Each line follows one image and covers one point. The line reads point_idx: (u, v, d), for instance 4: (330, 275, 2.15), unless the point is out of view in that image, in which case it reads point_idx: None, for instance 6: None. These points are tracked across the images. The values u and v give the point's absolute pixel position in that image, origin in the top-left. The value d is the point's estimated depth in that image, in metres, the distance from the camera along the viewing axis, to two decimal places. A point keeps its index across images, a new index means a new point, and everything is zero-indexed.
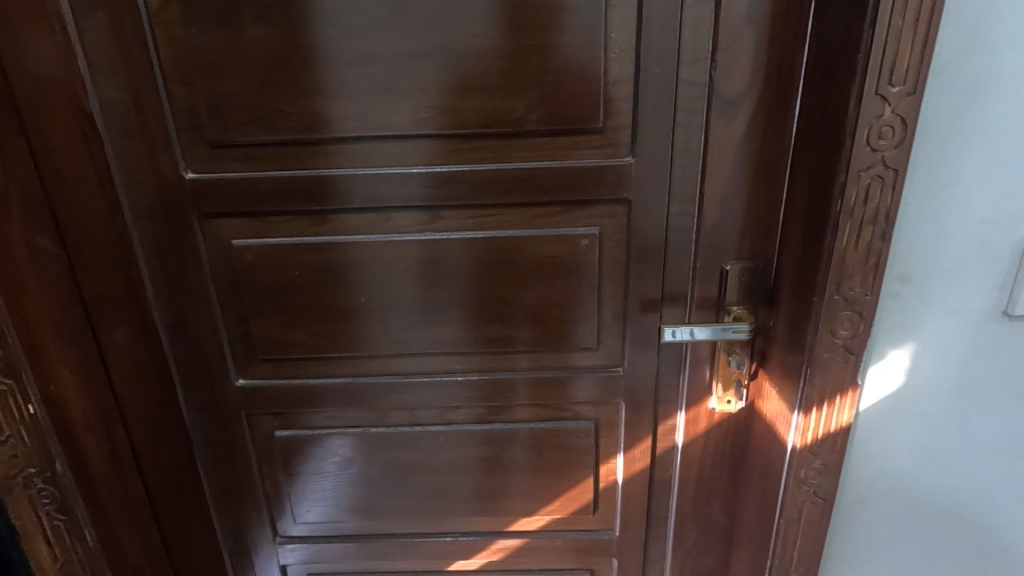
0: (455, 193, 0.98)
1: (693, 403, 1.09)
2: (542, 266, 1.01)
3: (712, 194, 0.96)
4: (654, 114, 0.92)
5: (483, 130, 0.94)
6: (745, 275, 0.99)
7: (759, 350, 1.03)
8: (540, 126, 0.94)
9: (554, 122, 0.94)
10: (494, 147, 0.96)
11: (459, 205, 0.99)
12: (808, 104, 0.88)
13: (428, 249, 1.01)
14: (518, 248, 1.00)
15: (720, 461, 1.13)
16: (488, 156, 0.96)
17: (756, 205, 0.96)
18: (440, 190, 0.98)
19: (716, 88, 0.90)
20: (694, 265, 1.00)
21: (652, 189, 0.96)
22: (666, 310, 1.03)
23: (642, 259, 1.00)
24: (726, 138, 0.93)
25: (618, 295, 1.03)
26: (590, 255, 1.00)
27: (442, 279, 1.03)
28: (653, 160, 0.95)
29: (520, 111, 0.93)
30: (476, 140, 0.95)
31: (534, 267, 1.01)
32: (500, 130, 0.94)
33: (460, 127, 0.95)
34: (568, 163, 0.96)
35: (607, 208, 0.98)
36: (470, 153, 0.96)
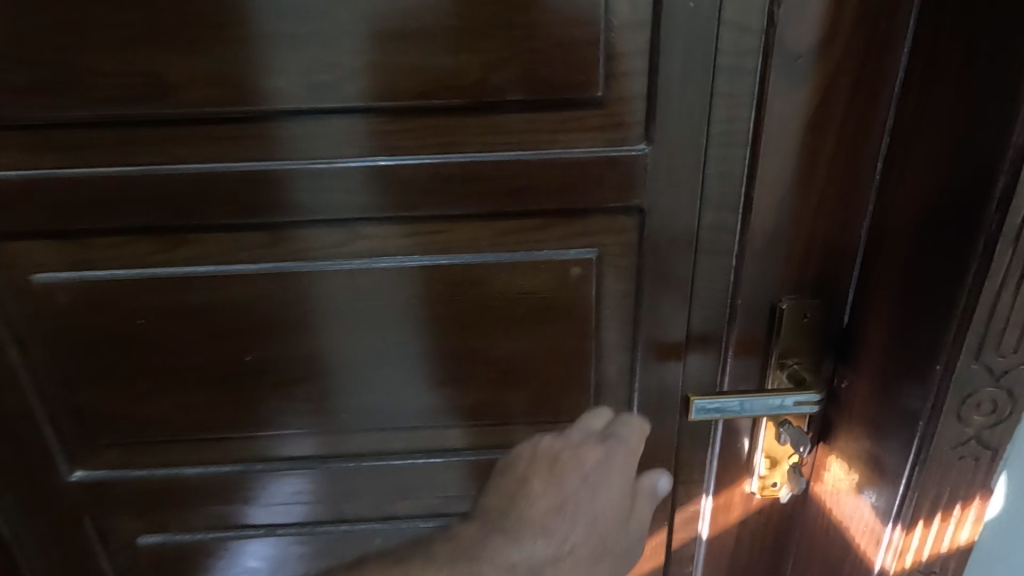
0: (380, 199, 0.64)
1: (723, 485, 0.79)
2: (515, 306, 0.69)
3: (766, 199, 0.65)
4: (684, 77, 0.60)
5: (423, 103, 0.61)
6: (808, 314, 0.69)
7: (820, 419, 0.73)
8: (509, 97, 0.61)
9: (530, 90, 0.61)
10: (441, 130, 0.62)
11: (388, 218, 0.65)
12: (919, 60, 0.57)
13: (345, 286, 0.68)
14: (480, 280, 0.68)
15: (758, 557, 0.84)
16: (431, 145, 0.63)
17: (826, 216, 0.65)
18: (359, 195, 0.64)
19: (776, 36, 0.58)
20: (734, 300, 0.70)
21: (676, 192, 0.65)
22: (691, 363, 0.73)
23: (660, 293, 0.69)
24: (793, 115, 0.61)
25: (624, 343, 0.72)
26: (584, 289, 0.69)
27: (368, 327, 0.70)
28: (680, 149, 0.63)
29: (474, 74, 0.60)
30: (411, 119, 0.62)
31: (503, 306, 0.69)
32: (447, 102, 0.61)
33: (384, 98, 0.61)
34: (554, 154, 0.63)
35: (611, 221, 0.66)
36: (403, 140, 0.63)
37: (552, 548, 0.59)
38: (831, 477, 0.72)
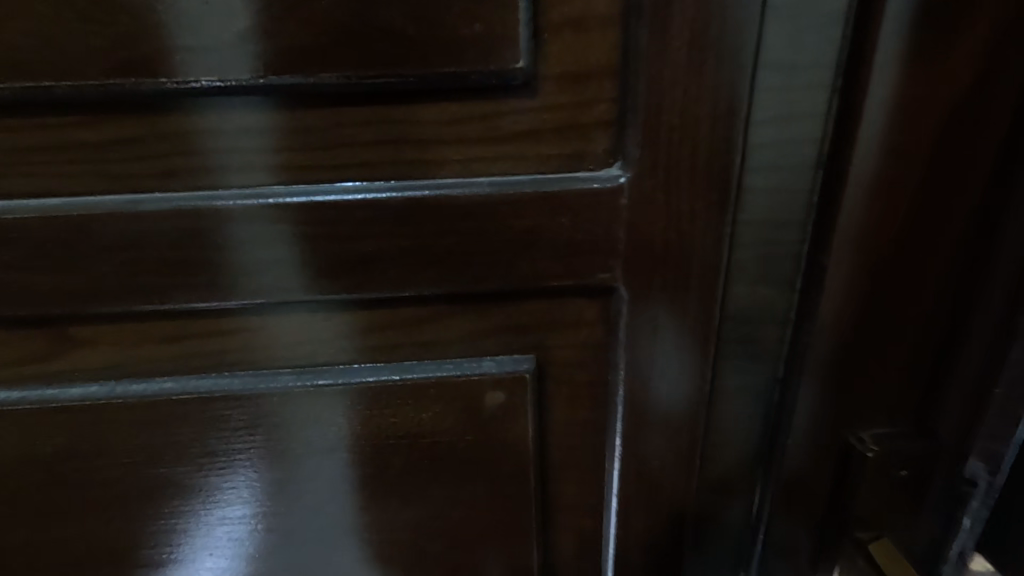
0: (89, 278, 0.32)
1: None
2: (389, 460, 0.38)
3: (847, 271, 0.34)
4: (699, 27, 0.28)
5: (147, 84, 0.29)
6: (906, 470, 0.39)
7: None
8: (332, 72, 0.29)
9: (374, 58, 0.29)
10: (202, 141, 0.30)
11: (121, 314, 0.33)
12: None
13: (56, 438, 0.36)
14: (316, 419, 0.36)
15: None
16: (187, 171, 0.31)
17: (954, 301, 0.35)
18: (46, 275, 0.32)
19: None
20: (773, 431, 0.40)
21: (682, 257, 0.33)
22: (702, 528, 0.43)
23: (647, 426, 0.39)
24: (922, 111, 0.30)
25: (587, 502, 0.42)
26: (513, 428, 0.37)
27: (117, 501, 0.38)
28: (690, 177, 0.31)
29: (246, 23, 0.28)
30: (135, 121, 0.30)
31: (367, 460, 0.38)
32: (190, 81, 0.28)
33: (59, 73, 0.28)
34: (435, 190, 0.31)
35: (556, 309, 0.35)
36: (126, 161, 0.30)
37: None
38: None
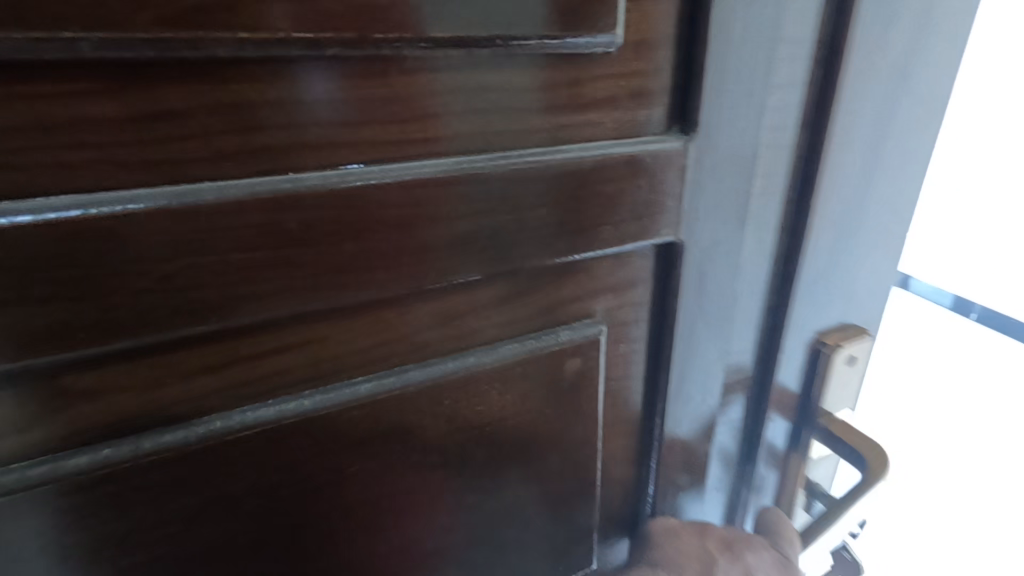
0: (110, 301, 0.23)
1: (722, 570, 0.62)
2: (472, 451, 0.36)
3: (820, 200, 0.42)
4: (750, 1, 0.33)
5: (212, 41, 0.22)
6: (849, 358, 0.50)
7: (838, 485, 0.59)
8: (441, 33, 0.25)
9: (483, 12, 0.26)
10: (274, 115, 0.25)
11: (156, 346, 0.26)
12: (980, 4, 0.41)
13: (45, 538, 0.26)
14: (400, 426, 0.33)
15: None
16: (254, 153, 0.25)
17: (870, 222, 0.46)
18: (35, 309, 0.22)
19: None
20: (762, 342, 0.48)
21: (719, 209, 0.38)
22: (717, 437, 0.50)
23: (686, 369, 0.44)
24: (864, 68, 0.39)
25: (631, 447, 0.45)
26: (585, 392, 0.39)
27: None
28: (733, 139, 0.36)
29: None
30: (186, 89, 0.23)
31: (449, 458, 0.35)
32: (272, 36, 0.23)
33: (55, 13, 0.19)
34: (531, 160, 0.30)
35: (621, 270, 0.37)
36: (164, 143, 0.23)
37: None
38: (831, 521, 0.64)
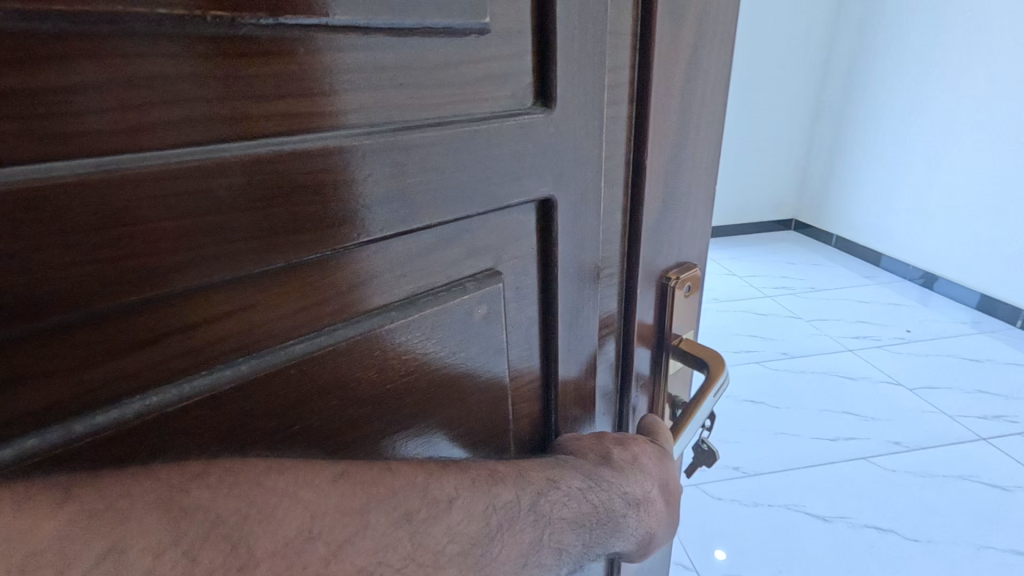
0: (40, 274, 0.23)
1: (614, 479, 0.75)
2: (403, 398, 0.40)
3: (652, 163, 0.54)
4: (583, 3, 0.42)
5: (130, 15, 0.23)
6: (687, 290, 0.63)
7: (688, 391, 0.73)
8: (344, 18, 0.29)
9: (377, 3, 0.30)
10: (194, 88, 0.26)
11: (86, 324, 0.25)
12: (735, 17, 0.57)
13: None
14: (339, 378, 0.36)
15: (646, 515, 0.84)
16: (176, 125, 0.26)
17: (687, 179, 0.59)
18: None
19: None
20: (626, 284, 0.59)
21: (580, 170, 0.47)
22: (601, 368, 0.60)
23: (574, 310, 0.52)
24: (669, 59, 0.51)
25: (535, 383, 0.52)
26: (493, 334, 0.45)
27: None
28: (584, 111, 0.45)
29: None
30: (102, 61, 0.23)
31: (382, 408, 0.39)
32: (195, 15, 0.25)
33: None
34: (430, 129, 0.35)
35: (510, 226, 0.44)
36: (81, 115, 0.23)
37: (638, 532, 0.48)
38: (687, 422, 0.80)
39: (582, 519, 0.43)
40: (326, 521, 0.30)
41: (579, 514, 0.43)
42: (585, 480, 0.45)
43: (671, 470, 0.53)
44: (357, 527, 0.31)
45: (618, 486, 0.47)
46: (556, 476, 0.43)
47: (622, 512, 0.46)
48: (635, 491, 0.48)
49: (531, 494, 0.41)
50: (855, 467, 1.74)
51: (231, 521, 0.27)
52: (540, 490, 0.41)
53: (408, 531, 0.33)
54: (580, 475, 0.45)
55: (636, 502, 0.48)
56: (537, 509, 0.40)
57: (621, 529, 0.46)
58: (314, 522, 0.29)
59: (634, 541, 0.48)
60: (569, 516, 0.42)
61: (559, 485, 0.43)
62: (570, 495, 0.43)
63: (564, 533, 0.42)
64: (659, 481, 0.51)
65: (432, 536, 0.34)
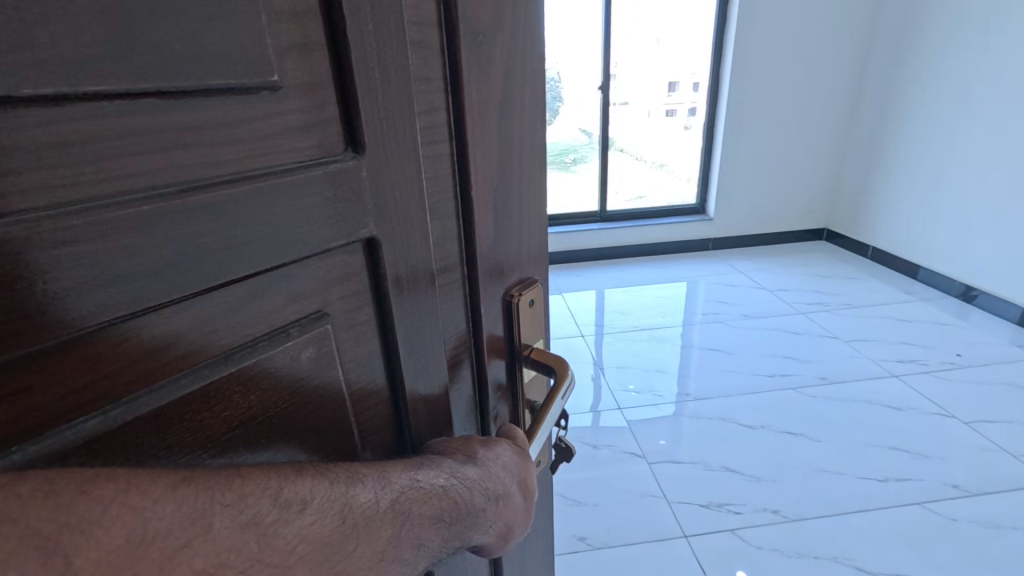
0: None
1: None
2: (231, 419, 0.46)
3: (483, 192, 0.61)
4: (377, 60, 0.49)
5: None
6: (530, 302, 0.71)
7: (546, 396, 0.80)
8: (110, 86, 0.34)
9: (149, 69, 0.35)
10: None
11: None
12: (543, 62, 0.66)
13: None
14: (174, 420, 0.42)
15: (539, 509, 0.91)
16: None
17: (516, 205, 0.66)
18: None
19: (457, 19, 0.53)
20: (472, 304, 0.65)
21: (397, 207, 0.54)
22: (455, 382, 0.66)
23: (412, 332, 0.59)
24: (481, 101, 0.57)
25: (380, 392, 0.60)
26: (321, 362, 0.53)
27: None
28: (391, 153, 0.52)
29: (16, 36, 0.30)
30: None
31: (212, 431, 0.45)
32: None
33: None
34: (223, 197, 0.41)
35: (325, 267, 0.51)
36: None
37: (495, 526, 0.53)
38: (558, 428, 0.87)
39: (441, 513, 0.47)
40: (162, 524, 0.29)
41: (440, 510, 0.46)
42: (447, 478, 0.48)
43: (529, 468, 0.58)
44: (196, 533, 0.30)
45: (478, 482, 0.51)
46: (421, 474, 0.47)
47: (482, 505, 0.51)
48: (494, 484, 0.52)
49: (394, 492, 0.43)
50: (914, 511, 2.11)
51: (46, 531, 0.26)
52: (404, 489, 0.44)
53: (255, 534, 0.33)
54: (443, 473, 0.48)
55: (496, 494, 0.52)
56: (398, 505, 0.43)
57: (480, 522, 0.51)
58: (148, 526, 0.29)
59: (491, 532, 0.53)
60: (432, 512, 0.46)
61: (423, 483, 0.46)
62: (435, 493, 0.46)
63: (426, 527, 0.45)
64: (517, 477, 0.56)
65: (282, 538, 0.34)
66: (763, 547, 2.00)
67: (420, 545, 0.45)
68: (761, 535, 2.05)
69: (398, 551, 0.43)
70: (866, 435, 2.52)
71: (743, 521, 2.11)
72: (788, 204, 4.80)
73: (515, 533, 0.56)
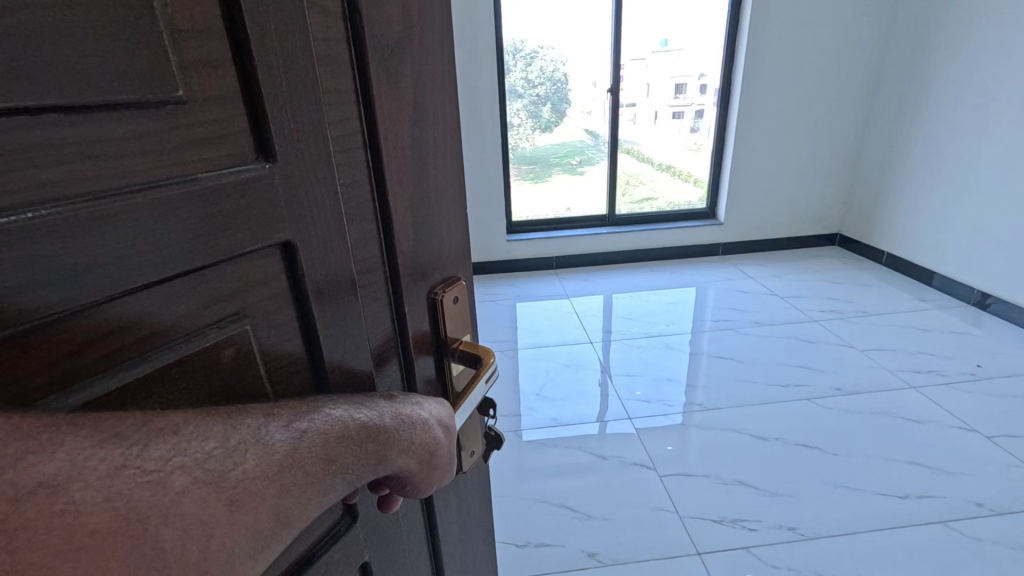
0: None
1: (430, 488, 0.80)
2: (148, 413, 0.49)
3: (401, 197, 0.65)
4: (286, 75, 0.52)
5: None
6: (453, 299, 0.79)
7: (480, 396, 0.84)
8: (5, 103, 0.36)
9: (46, 86, 0.37)
10: None
11: None
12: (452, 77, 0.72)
13: None
14: None
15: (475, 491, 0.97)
16: None
17: (432, 211, 0.73)
18: None
19: (367, 38, 0.57)
20: (397, 303, 0.71)
21: (316, 214, 0.58)
22: (386, 378, 0.71)
23: (337, 331, 0.64)
24: (393, 114, 0.62)
25: (307, 386, 0.64)
26: (244, 359, 0.56)
27: None
28: (306, 162, 0.56)
29: None
30: None
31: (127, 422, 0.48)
32: None
33: None
34: (127, 203, 0.43)
35: (245, 270, 0.55)
36: None
37: (414, 457, 0.55)
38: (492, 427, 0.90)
39: (360, 438, 0.47)
40: (96, 461, 0.30)
41: (380, 436, 0.50)
42: (353, 409, 0.49)
43: (449, 413, 0.64)
44: (97, 450, 0.30)
45: (389, 413, 0.53)
46: (356, 406, 0.50)
47: (399, 434, 0.53)
48: (422, 419, 0.57)
49: (336, 421, 0.46)
50: (939, 532, 2.12)
51: None
52: (347, 417, 0.47)
53: (166, 450, 0.33)
54: (352, 406, 0.49)
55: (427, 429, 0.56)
56: (342, 433, 0.45)
57: (414, 452, 0.55)
58: (42, 442, 0.28)
59: (423, 465, 0.57)
60: (374, 438, 0.49)
61: (361, 413, 0.49)
62: (372, 420, 0.49)
63: (368, 451, 0.48)
64: (442, 416, 0.61)
65: (193, 455, 0.34)
66: (778, 566, 2.01)
67: (361, 469, 0.48)
68: (777, 552, 2.06)
69: (342, 474, 0.45)
70: (890, 455, 2.53)
71: (759, 539, 2.13)
72: (794, 201, 4.78)
73: (444, 469, 0.61)
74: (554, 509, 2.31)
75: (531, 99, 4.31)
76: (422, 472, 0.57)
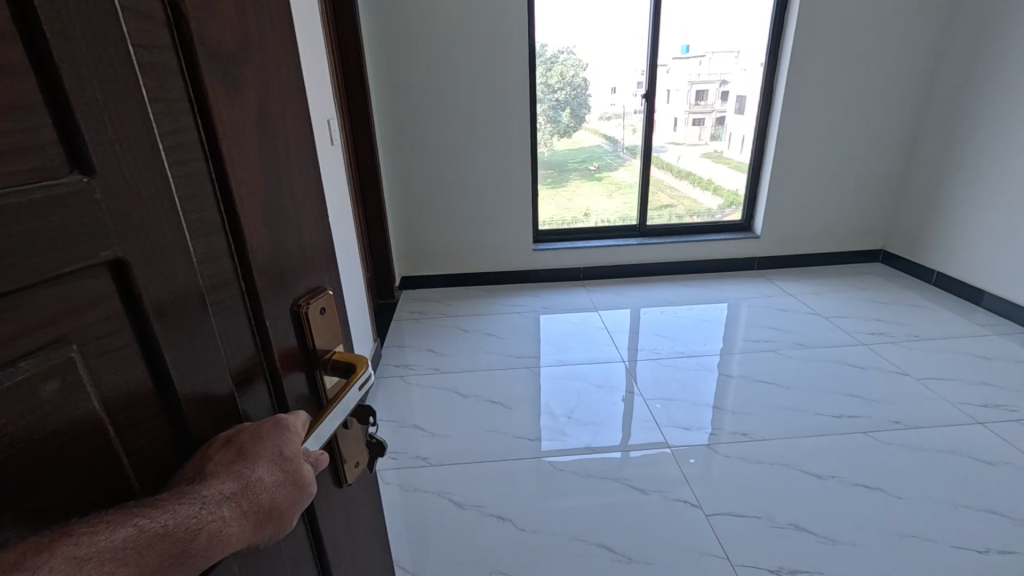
0: None
1: (311, 507, 0.75)
2: None
3: (249, 210, 0.63)
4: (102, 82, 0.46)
5: None
6: (322, 309, 0.78)
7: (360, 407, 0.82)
8: None
9: None
10: None
11: None
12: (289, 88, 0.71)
13: None
14: None
15: (365, 505, 0.94)
16: None
17: (288, 221, 0.71)
18: None
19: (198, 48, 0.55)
20: (258, 319, 0.67)
21: (155, 229, 0.52)
22: (247, 398, 0.67)
23: (189, 355, 0.57)
24: (236, 126, 0.60)
25: (154, 419, 0.55)
26: (70, 393, 0.46)
27: None
28: (134, 173, 0.49)
29: None
30: None
31: None
32: None
33: None
34: None
35: (69, 291, 0.45)
36: None
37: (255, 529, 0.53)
38: (376, 434, 0.86)
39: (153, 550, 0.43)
40: None
41: (188, 523, 0.47)
42: (142, 513, 0.45)
43: (292, 436, 0.61)
44: None
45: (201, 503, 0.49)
46: (148, 509, 0.45)
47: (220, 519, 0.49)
48: (247, 475, 0.54)
49: (109, 535, 0.42)
50: None
51: None
52: (130, 527, 0.43)
53: None
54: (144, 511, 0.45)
55: (259, 494, 0.54)
56: (124, 547, 0.42)
57: (254, 507, 0.53)
58: None
59: (279, 506, 0.56)
60: (181, 537, 0.46)
61: (153, 517, 0.45)
62: (174, 520, 0.46)
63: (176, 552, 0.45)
64: (277, 452, 0.58)
65: None
66: None
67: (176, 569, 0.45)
68: None
69: None
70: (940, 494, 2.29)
71: None
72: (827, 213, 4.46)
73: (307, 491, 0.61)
74: (592, 549, 2.11)
75: (549, 103, 4.20)
76: (277, 520, 0.56)
